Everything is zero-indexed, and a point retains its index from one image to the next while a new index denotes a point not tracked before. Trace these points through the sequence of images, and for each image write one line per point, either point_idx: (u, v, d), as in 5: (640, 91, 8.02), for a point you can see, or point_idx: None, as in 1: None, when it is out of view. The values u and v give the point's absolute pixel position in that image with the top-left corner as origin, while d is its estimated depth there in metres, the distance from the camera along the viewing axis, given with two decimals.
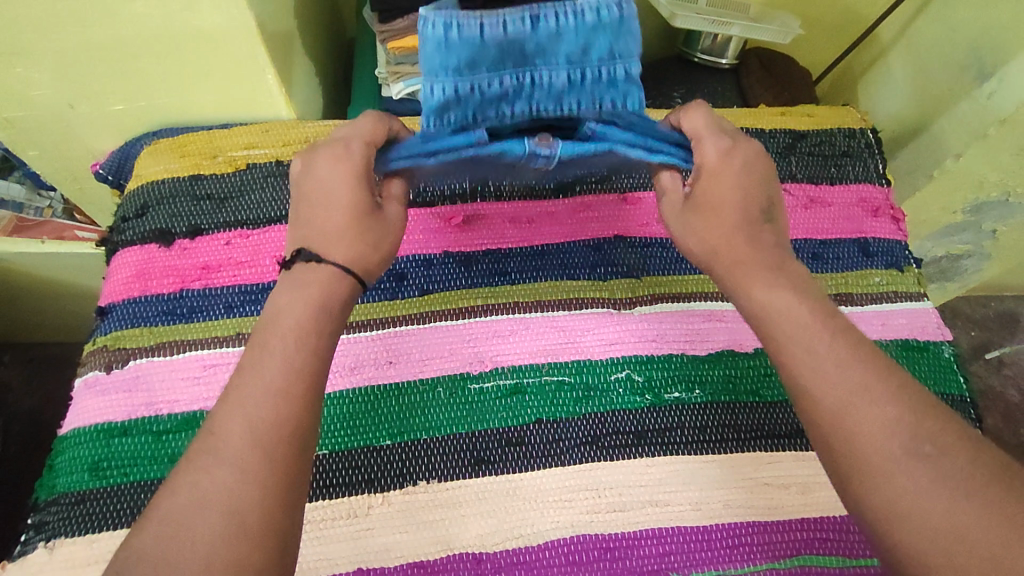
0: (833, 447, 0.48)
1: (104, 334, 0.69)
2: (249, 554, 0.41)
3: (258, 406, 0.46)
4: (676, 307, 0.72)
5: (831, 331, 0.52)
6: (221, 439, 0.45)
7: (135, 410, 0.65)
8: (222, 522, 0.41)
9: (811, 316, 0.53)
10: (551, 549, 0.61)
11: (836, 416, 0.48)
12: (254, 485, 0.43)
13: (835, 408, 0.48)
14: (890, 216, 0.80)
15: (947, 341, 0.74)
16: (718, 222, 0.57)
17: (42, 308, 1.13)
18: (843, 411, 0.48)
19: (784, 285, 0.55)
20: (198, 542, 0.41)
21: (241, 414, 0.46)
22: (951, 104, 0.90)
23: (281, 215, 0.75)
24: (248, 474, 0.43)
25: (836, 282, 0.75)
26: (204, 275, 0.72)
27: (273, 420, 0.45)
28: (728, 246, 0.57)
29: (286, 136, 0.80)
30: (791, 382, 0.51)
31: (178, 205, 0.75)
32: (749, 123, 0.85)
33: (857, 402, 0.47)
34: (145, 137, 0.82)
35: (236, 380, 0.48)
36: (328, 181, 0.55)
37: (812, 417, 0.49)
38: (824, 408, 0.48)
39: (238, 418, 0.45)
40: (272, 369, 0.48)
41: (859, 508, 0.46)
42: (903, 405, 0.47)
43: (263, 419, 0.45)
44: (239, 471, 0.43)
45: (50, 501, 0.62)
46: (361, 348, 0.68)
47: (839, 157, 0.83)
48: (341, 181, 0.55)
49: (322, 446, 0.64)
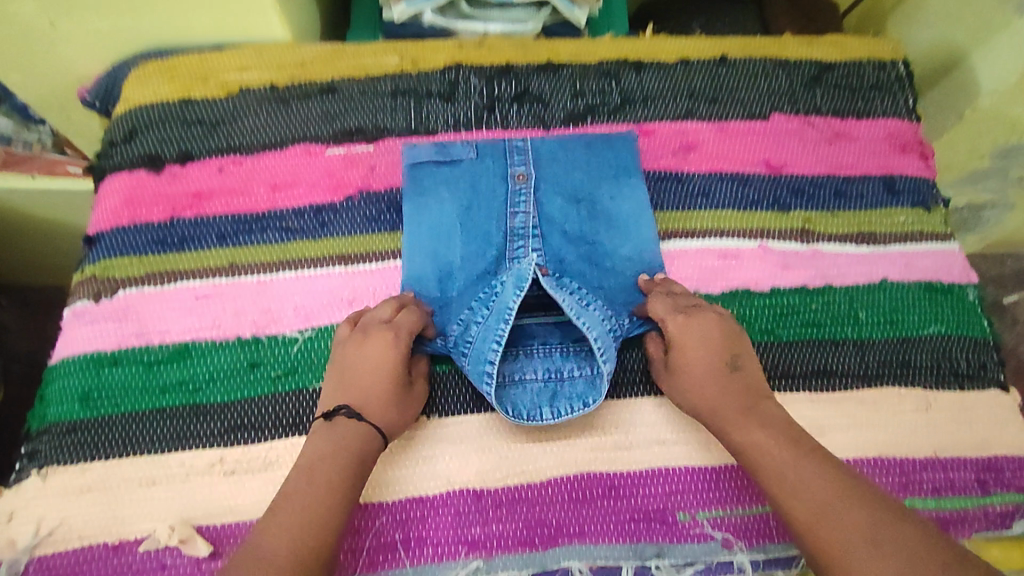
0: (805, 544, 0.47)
1: (93, 262, 0.66)
2: None
3: (283, 528, 0.47)
4: (690, 243, 0.69)
5: (803, 449, 0.51)
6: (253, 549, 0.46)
7: (127, 340, 0.63)
8: None
9: (784, 447, 0.52)
10: (555, 486, 0.59)
11: (807, 521, 0.47)
12: None
13: (804, 516, 0.48)
14: (918, 152, 0.76)
15: (973, 283, 0.70)
16: (703, 393, 0.56)
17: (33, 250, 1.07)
18: (812, 517, 0.48)
19: (763, 415, 0.54)
20: None
21: (270, 529, 0.47)
22: (988, 37, 0.83)
23: (277, 142, 0.71)
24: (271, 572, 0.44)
25: (859, 220, 0.72)
26: (196, 203, 0.69)
27: (296, 527, 0.47)
28: (709, 400, 0.56)
29: (280, 59, 0.75)
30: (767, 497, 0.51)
31: (168, 130, 0.72)
32: (773, 52, 0.79)
33: (823, 508, 0.47)
34: (132, 60, 0.78)
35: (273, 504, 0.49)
36: (363, 351, 0.57)
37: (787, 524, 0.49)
38: (795, 517, 0.48)
39: (267, 533, 0.47)
40: (291, 511, 0.48)
41: None
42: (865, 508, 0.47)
43: (287, 532, 0.47)
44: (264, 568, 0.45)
45: (40, 431, 0.60)
46: (361, 280, 0.66)
47: (867, 90, 0.78)
48: (377, 350, 0.57)
49: (318, 379, 0.62)
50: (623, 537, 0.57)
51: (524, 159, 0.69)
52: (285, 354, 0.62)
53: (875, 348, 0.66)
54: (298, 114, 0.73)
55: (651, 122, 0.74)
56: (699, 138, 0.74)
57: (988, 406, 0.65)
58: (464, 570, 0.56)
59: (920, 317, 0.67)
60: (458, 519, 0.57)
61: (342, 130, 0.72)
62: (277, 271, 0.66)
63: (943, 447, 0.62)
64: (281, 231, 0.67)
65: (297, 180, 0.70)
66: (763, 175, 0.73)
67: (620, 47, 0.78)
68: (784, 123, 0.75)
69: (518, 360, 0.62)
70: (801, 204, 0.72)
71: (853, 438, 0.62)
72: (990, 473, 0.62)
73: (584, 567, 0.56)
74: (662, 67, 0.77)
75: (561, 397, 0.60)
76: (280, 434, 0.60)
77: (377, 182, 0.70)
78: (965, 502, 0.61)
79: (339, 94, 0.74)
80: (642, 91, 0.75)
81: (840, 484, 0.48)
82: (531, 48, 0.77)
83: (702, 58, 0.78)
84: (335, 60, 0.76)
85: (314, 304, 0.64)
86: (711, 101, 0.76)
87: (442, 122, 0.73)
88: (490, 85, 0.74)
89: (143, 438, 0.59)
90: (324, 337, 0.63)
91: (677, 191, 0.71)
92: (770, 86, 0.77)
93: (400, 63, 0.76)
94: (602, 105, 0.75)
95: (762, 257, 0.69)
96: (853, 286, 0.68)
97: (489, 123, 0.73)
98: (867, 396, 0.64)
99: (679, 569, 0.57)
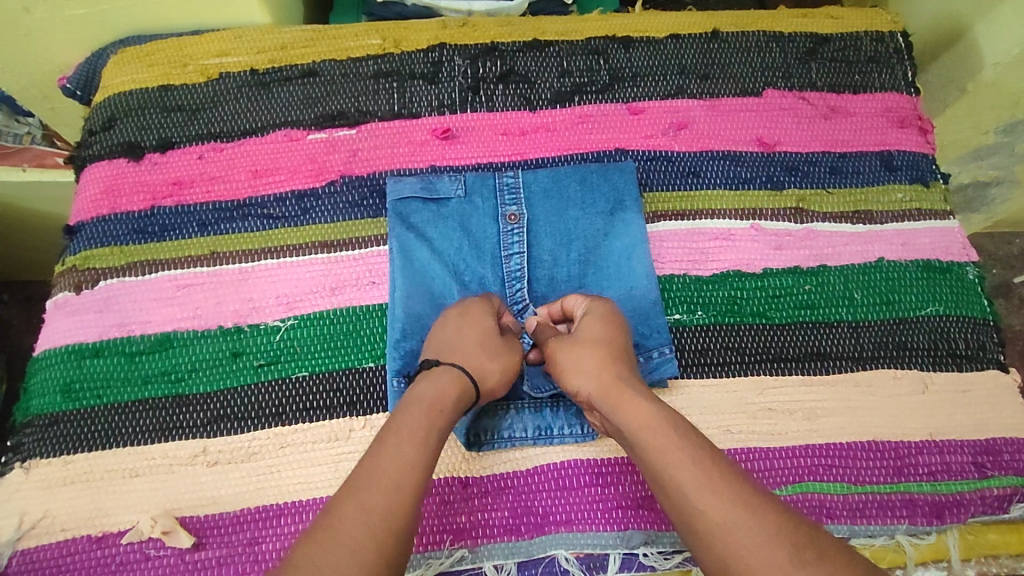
0: (670, 477, 0.45)
1: (74, 253, 0.65)
2: (395, 520, 0.42)
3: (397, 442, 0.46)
4: (679, 226, 0.67)
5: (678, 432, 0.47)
6: (376, 466, 0.44)
7: (108, 331, 0.62)
8: (381, 497, 0.43)
9: (676, 431, 0.47)
10: (540, 473, 0.58)
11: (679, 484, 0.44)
12: (395, 491, 0.43)
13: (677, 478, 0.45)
14: (917, 126, 0.73)
15: (973, 262, 0.68)
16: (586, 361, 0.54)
17: (5, 256, 1.01)
18: (678, 473, 0.45)
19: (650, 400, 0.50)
20: (367, 506, 0.42)
21: (389, 452, 0.45)
22: (990, 7, 0.76)
23: (257, 127, 0.70)
24: (395, 486, 0.43)
25: (855, 198, 0.69)
26: (176, 191, 0.67)
27: (400, 448, 0.46)
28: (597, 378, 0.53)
29: (259, 41, 0.73)
30: (653, 448, 0.47)
31: (147, 117, 0.70)
32: (767, 25, 0.76)
33: (688, 471, 0.45)
34: (111, 47, 0.75)
35: (390, 440, 0.46)
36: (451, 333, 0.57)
37: (660, 468, 0.46)
38: (673, 476, 0.45)
39: (386, 457, 0.45)
40: (390, 453, 0.45)
41: (691, 523, 0.43)
42: (716, 482, 0.44)
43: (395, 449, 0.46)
44: (390, 483, 0.44)
45: (24, 424, 0.60)
46: (345, 268, 0.65)
47: (865, 63, 0.75)
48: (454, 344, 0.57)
49: (301, 368, 0.61)
50: (609, 525, 0.56)
51: (514, 198, 0.66)
52: (268, 344, 0.62)
53: (871, 330, 0.64)
54: (278, 98, 0.71)
55: (641, 101, 0.72)
56: (689, 116, 0.72)
57: (986, 387, 0.63)
58: (449, 559, 0.55)
59: (918, 298, 0.65)
60: (445, 507, 0.56)
61: (323, 114, 0.70)
62: (259, 259, 0.65)
63: (939, 430, 0.61)
64: (263, 218, 0.66)
65: (278, 166, 0.68)
66: (756, 153, 0.71)
67: (609, 23, 0.76)
68: (778, 99, 0.73)
69: (507, 417, 0.59)
70: (795, 181, 0.70)
71: (847, 422, 0.60)
72: (988, 455, 0.60)
73: (570, 556, 0.56)
74: (652, 42, 0.75)
75: (560, 430, 0.59)
76: (263, 425, 0.59)
77: (359, 166, 0.69)
78: (961, 486, 0.59)
79: (320, 77, 0.72)
80: (631, 69, 0.74)
81: (695, 453, 0.45)
82: (516, 26, 0.76)
83: (693, 32, 0.76)
84: (316, 42, 0.74)
85: (296, 292, 0.64)
86: (702, 77, 0.74)
87: (426, 104, 0.71)
88: (475, 65, 0.73)
89: (125, 429, 0.59)
90: (306, 326, 0.62)
91: (667, 171, 0.69)
92: (763, 61, 0.75)
93: (382, 44, 0.74)
94: (590, 83, 0.73)
95: (755, 237, 0.67)
96: (848, 267, 0.66)
97: (474, 104, 0.72)
98: (862, 378, 0.62)
99: (667, 556, 0.56)
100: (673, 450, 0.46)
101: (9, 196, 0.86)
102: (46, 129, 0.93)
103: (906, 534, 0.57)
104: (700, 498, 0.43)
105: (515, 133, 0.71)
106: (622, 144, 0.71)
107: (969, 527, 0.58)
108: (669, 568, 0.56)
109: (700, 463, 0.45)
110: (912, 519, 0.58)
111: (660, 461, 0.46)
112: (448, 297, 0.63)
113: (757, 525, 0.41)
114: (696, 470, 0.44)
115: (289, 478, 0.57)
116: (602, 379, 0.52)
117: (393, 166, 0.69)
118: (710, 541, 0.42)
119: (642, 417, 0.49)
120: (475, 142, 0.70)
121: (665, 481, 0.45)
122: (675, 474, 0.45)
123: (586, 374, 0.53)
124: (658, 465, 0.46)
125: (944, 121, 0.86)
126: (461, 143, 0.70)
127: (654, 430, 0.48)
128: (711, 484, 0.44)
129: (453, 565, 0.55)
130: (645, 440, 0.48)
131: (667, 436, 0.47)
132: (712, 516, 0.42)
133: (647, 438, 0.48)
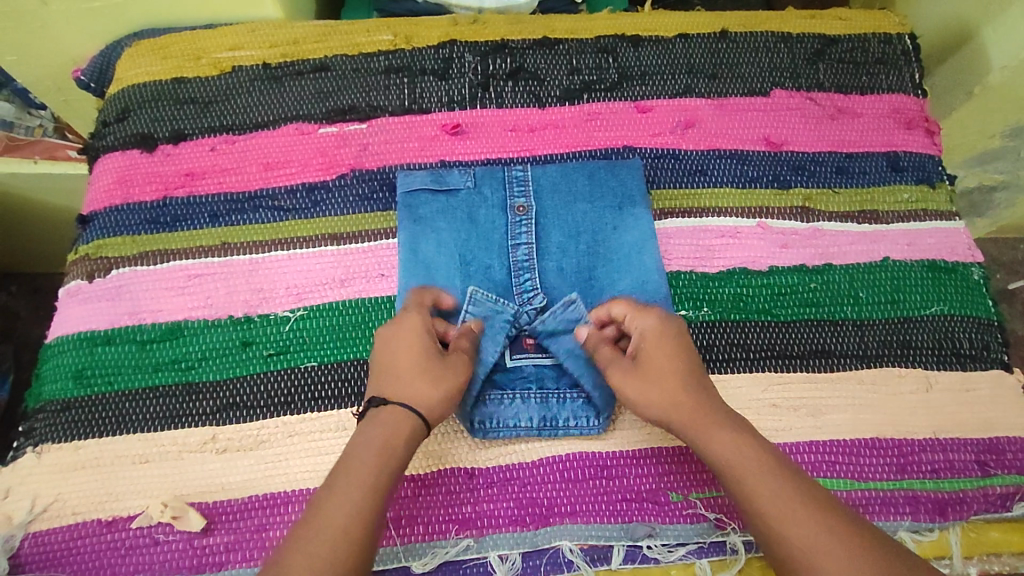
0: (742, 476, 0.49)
1: (87, 242, 0.66)
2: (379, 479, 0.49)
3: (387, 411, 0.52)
4: (685, 223, 0.68)
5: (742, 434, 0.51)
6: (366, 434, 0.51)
7: (120, 319, 0.63)
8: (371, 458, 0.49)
9: (741, 435, 0.51)
10: (546, 465, 0.58)
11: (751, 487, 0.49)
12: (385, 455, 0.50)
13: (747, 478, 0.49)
14: (924, 128, 0.73)
15: (978, 263, 0.68)
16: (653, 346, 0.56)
17: (14, 248, 1.02)
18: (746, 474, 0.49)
19: (711, 399, 0.53)
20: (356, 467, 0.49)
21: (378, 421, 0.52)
22: (998, 11, 0.77)
23: (269, 120, 0.71)
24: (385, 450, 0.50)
25: (861, 198, 0.70)
26: (188, 182, 0.68)
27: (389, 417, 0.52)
28: (659, 364, 0.55)
29: (272, 36, 0.74)
30: (721, 446, 0.51)
31: (160, 109, 0.71)
32: (775, 26, 0.77)
33: (758, 472, 0.49)
34: (126, 40, 0.76)
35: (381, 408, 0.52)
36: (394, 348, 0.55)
37: (728, 464, 0.50)
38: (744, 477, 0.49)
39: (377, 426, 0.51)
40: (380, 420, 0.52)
41: (763, 517, 0.47)
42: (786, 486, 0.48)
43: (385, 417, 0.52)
44: (376, 445, 0.50)
45: (36, 409, 0.60)
46: (354, 260, 0.65)
47: (872, 64, 0.76)
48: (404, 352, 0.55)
49: (309, 358, 0.62)
50: (614, 517, 0.57)
51: (523, 191, 0.67)
52: (278, 334, 0.62)
53: (875, 329, 0.64)
54: (290, 92, 0.72)
55: (650, 99, 0.73)
56: (697, 115, 0.72)
57: (990, 386, 0.63)
58: (454, 548, 0.55)
59: (923, 298, 0.66)
60: (450, 498, 0.57)
61: (334, 108, 0.71)
62: (270, 250, 0.66)
63: (943, 428, 0.61)
64: (273, 210, 0.67)
65: (289, 159, 0.69)
66: (763, 152, 0.71)
67: (619, 22, 0.77)
68: (786, 99, 0.73)
69: (513, 406, 0.59)
70: (802, 181, 0.70)
71: (851, 419, 0.61)
72: (992, 454, 0.61)
73: (575, 547, 0.56)
74: (661, 42, 0.75)
75: (564, 420, 0.59)
76: (272, 413, 0.60)
77: (370, 160, 0.69)
78: (964, 484, 0.59)
79: (331, 72, 0.73)
80: (640, 68, 0.74)
81: (763, 458, 0.50)
82: (526, 24, 0.76)
83: (702, 32, 0.76)
84: (328, 37, 0.74)
85: (305, 284, 0.64)
86: (711, 77, 0.74)
87: (436, 99, 0.72)
88: (485, 62, 0.74)
89: (136, 416, 0.59)
90: (316, 317, 0.63)
91: (674, 168, 0.70)
92: (771, 61, 0.75)
93: (393, 40, 0.74)
94: (599, 81, 0.74)
95: (762, 235, 0.68)
96: (853, 266, 0.67)
97: (483, 101, 0.72)
98: (866, 376, 0.62)
99: (671, 548, 0.57)
100: (742, 452, 0.50)
101: (21, 187, 0.87)
102: (58, 122, 0.95)
103: (910, 531, 0.58)
104: (770, 498, 0.48)
105: (524, 130, 0.71)
106: (630, 141, 0.71)
107: (973, 525, 0.59)
108: (673, 561, 0.56)
109: (769, 467, 0.49)
110: (915, 516, 0.58)
111: (731, 458, 0.50)
112: (455, 288, 0.63)
113: (822, 529, 0.46)
114: (765, 473, 0.49)
115: (296, 467, 0.58)
116: (663, 369, 0.55)
117: (403, 160, 0.70)
118: (776, 537, 0.46)
119: (703, 414, 0.52)
120: (485, 138, 0.71)
121: (734, 481, 0.50)
122: (746, 474, 0.49)
123: (665, 394, 0.54)
124: (726, 461, 0.50)
125: (951, 124, 0.87)
126: (470, 138, 0.71)
127: (721, 429, 0.52)
128: (780, 487, 0.48)
129: (458, 555, 0.55)
130: (712, 437, 0.51)
131: (731, 439, 0.51)
132: (783, 515, 0.47)
133: (715, 435, 0.51)
